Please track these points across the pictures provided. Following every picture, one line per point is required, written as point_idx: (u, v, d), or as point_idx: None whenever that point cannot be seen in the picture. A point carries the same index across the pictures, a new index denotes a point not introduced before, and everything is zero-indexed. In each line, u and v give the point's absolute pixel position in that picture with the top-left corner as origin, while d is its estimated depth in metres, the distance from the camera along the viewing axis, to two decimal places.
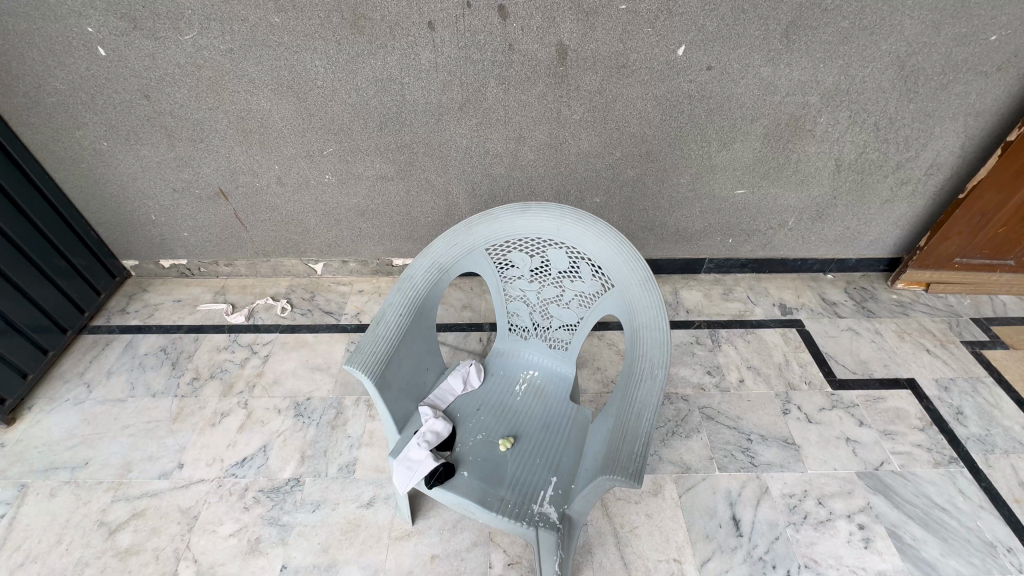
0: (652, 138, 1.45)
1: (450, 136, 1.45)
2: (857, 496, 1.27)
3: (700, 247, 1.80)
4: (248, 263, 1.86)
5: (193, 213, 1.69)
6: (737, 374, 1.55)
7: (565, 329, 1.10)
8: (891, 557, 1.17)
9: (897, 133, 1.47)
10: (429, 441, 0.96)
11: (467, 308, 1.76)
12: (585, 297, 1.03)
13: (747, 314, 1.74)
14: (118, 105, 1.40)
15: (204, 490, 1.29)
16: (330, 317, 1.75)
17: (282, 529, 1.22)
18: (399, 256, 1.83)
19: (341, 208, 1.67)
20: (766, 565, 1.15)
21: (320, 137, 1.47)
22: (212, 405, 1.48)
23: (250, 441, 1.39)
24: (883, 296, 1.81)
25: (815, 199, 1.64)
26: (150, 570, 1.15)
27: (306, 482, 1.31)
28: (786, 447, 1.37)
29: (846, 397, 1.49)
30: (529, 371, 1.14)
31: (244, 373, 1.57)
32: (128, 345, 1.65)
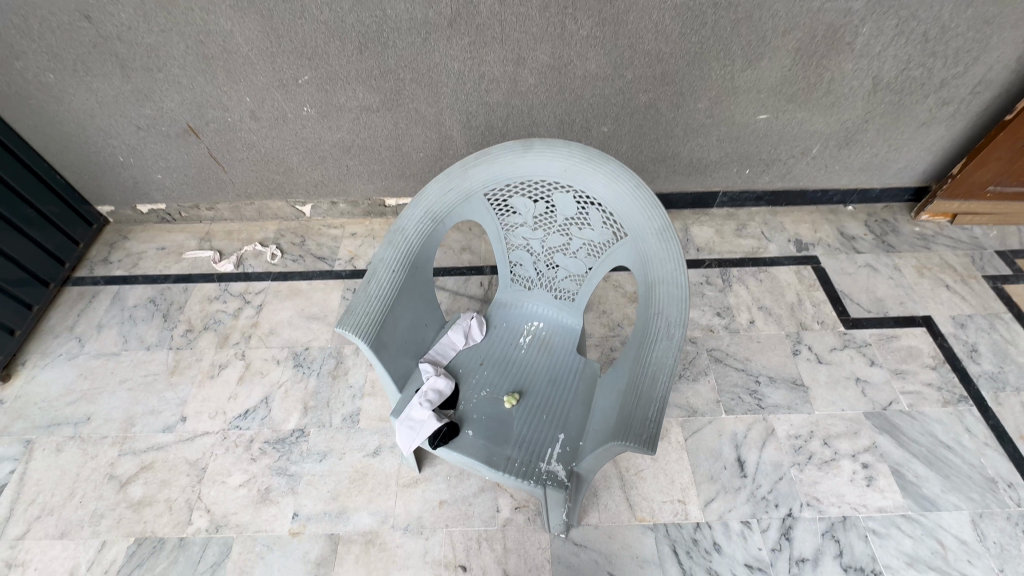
0: (669, 56, 1.28)
1: (439, 58, 1.28)
2: (863, 436, 1.27)
3: (714, 179, 1.67)
4: (231, 206, 1.74)
5: (164, 153, 1.55)
6: (748, 315, 1.50)
7: (572, 279, 1.02)
8: (891, 494, 1.19)
9: (948, 45, 1.29)
10: (431, 400, 0.93)
11: (466, 250, 1.67)
12: (595, 246, 0.94)
13: (761, 251, 1.65)
14: (56, 28, 1.22)
15: (210, 443, 1.29)
16: (323, 263, 1.67)
17: (291, 478, 1.23)
18: (392, 195, 1.71)
19: (324, 144, 1.52)
20: (768, 505, 1.17)
21: (293, 63, 1.30)
22: (209, 358, 1.44)
23: (250, 393, 1.37)
24: (905, 228, 1.71)
25: (845, 123, 1.49)
26: (165, 520, 1.18)
27: (311, 432, 1.30)
28: (794, 389, 1.35)
29: (859, 337, 1.45)
30: (534, 323, 1.08)
31: (238, 323, 1.52)
32: (116, 297, 1.59)
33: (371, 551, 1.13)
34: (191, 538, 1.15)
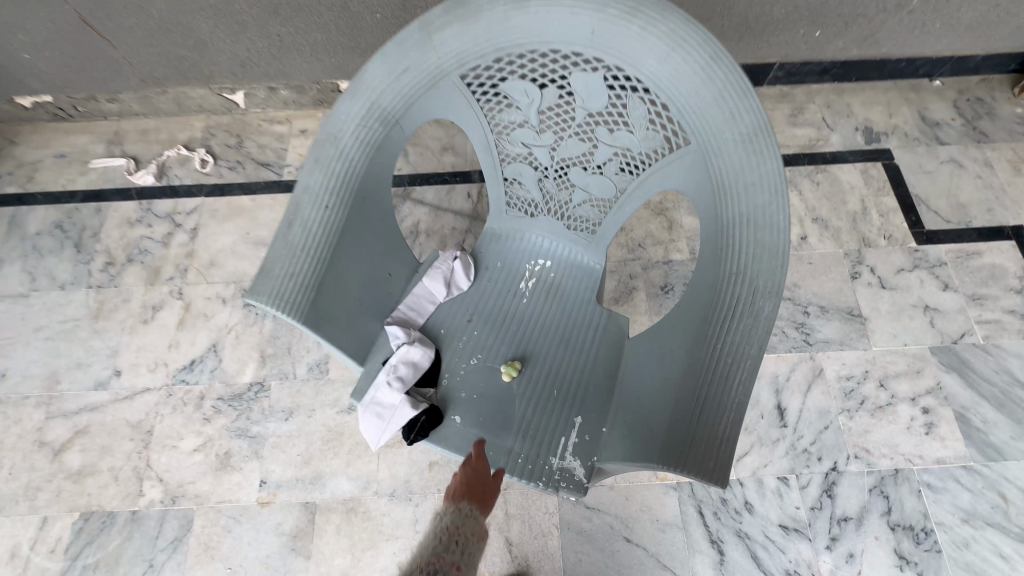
0: None
1: None
2: (926, 376, 1.07)
3: (772, 46, 1.26)
4: (138, 97, 1.33)
5: (18, 22, 1.11)
6: (799, 230, 1.21)
7: (592, 206, 0.72)
8: (953, 443, 1.02)
9: None
10: (403, 378, 0.68)
11: (448, 150, 1.32)
12: (631, 158, 0.63)
13: (820, 144, 1.31)
14: None
15: (153, 402, 1.09)
16: (269, 171, 1.32)
17: (254, 441, 1.05)
18: (346, 78, 1.30)
19: (240, 4, 1.08)
20: (810, 458, 1.01)
21: None
22: (138, 298, 1.18)
23: (194, 340, 1.13)
24: (1003, 110, 1.35)
25: None
26: (112, 492, 1.02)
27: (272, 386, 1.09)
28: (850, 321, 1.12)
29: (932, 255, 1.18)
30: (539, 262, 0.79)
31: (170, 253, 1.23)
32: (13, 222, 1.27)
33: (354, 520, 0.99)
34: (145, 511, 1.00)
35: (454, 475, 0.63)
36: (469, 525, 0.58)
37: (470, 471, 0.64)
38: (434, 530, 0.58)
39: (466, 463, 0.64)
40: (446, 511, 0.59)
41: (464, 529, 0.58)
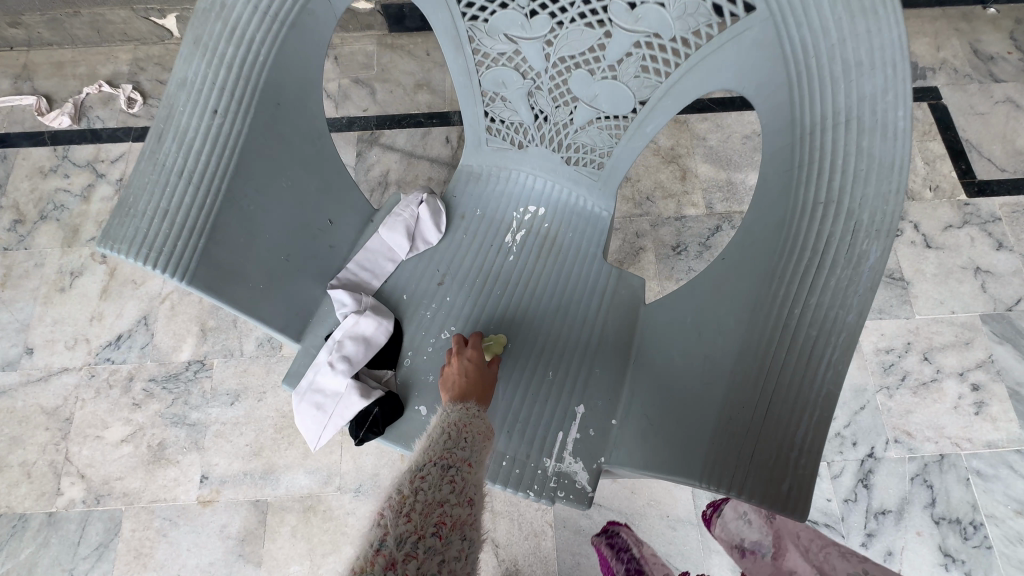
0: None
1: None
2: (976, 348, 0.93)
3: None
4: (45, 20, 1.10)
5: None
6: None
7: (601, 128, 0.54)
8: (1005, 424, 0.89)
9: None
10: (350, 358, 0.52)
11: (422, 87, 1.12)
12: (658, 50, 0.45)
13: None
14: None
15: (73, 384, 0.92)
16: None
17: (193, 429, 0.89)
18: None
19: None
20: (843, 443, 0.88)
21: None
22: (54, 262, 0.99)
23: (121, 312, 0.95)
24: None
25: None
26: (24, 491, 0.86)
27: (214, 365, 0.92)
28: (890, 286, 0.97)
29: (984, 208, 1.02)
30: (530, 208, 0.62)
31: (92, 208, 1.03)
32: None
33: (312, 520, 0.84)
34: (63, 513, 0.84)
35: (450, 366, 0.50)
36: (480, 419, 0.45)
37: (470, 362, 0.50)
38: (439, 422, 0.44)
39: (463, 353, 0.51)
40: (450, 406, 0.45)
41: (476, 422, 0.44)
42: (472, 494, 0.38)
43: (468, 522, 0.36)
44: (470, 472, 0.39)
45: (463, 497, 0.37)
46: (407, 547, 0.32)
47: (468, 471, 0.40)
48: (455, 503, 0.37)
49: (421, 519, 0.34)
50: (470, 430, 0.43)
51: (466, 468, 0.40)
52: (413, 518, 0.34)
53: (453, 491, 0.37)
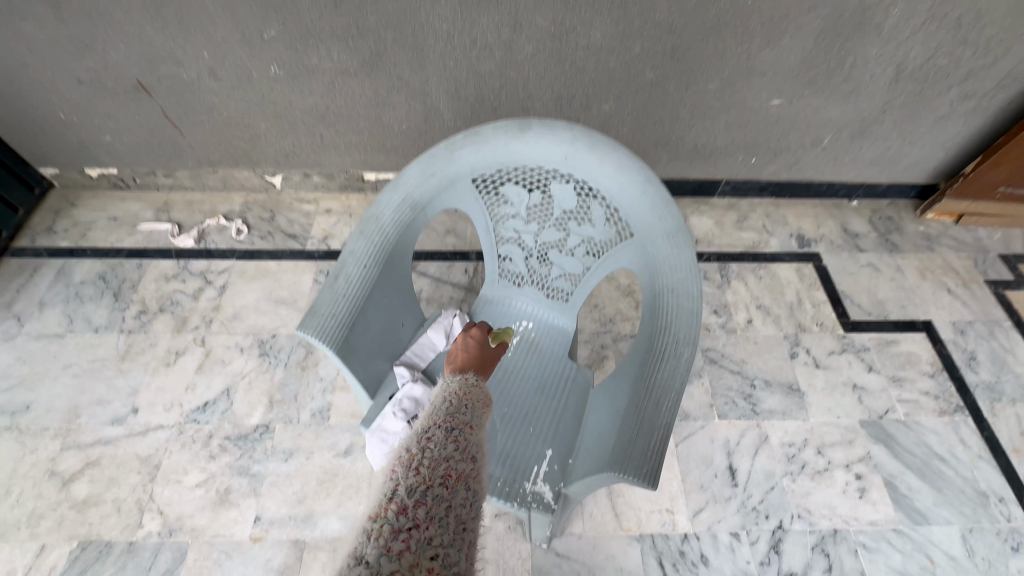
0: (682, 29, 1.15)
1: (426, 18, 1.13)
2: (857, 446, 1.23)
3: (718, 167, 1.56)
4: (191, 174, 1.57)
5: (111, 112, 1.37)
6: (746, 315, 1.43)
7: (566, 278, 0.93)
8: (884, 507, 1.15)
9: (980, 34, 1.18)
10: (406, 410, 0.82)
11: (451, 233, 1.55)
12: (595, 244, 0.85)
13: (762, 246, 1.57)
14: None
15: (165, 438, 1.18)
16: (294, 242, 1.53)
17: (254, 479, 1.14)
18: (371, 171, 1.57)
19: (296, 110, 1.36)
20: (758, 516, 1.13)
21: (258, 14, 1.13)
22: (164, 343, 1.32)
23: (210, 384, 1.26)
24: (909, 227, 1.65)
25: (861, 113, 1.39)
26: (112, 522, 1.08)
27: (277, 428, 1.20)
28: (790, 394, 1.29)
29: (857, 341, 1.39)
30: (523, 323, 0.98)
31: (199, 305, 1.39)
32: (61, 272, 1.43)
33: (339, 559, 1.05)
34: (141, 542, 1.06)
35: (457, 342, 0.70)
36: (477, 390, 0.57)
37: (473, 339, 0.70)
38: (441, 392, 0.55)
39: (468, 334, 0.71)
40: (451, 379, 0.57)
41: (473, 392, 0.56)
42: (473, 451, 0.49)
43: (471, 474, 0.47)
44: (470, 433, 0.50)
45: (466, 453, 0.48)
46: (417, 495, 0.41)
47: (468, 432, 0.50)
48: (459, 460, 0.47)
49: (430, 471, 0.44)
50: (470, 398, 0.54)
51: (467, 430, 0.50)
52: (422, 472, 0.43)
53: (456, 448, 0.47)
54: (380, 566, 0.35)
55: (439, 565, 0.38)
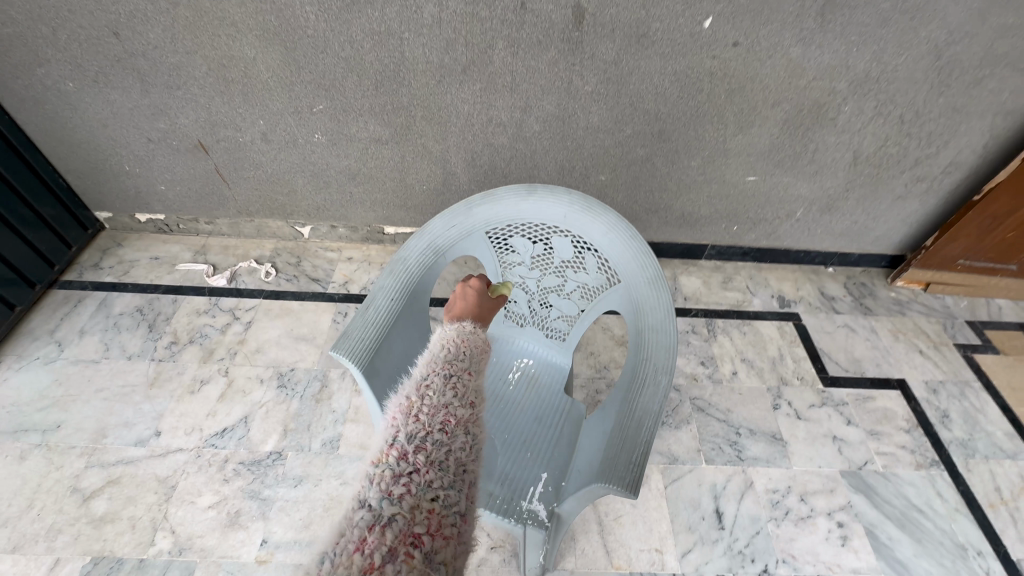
0: (666, 116, 1.36)
1: (451, 100, 1.34)
2: (838, 494, 1.29)
3: (703, 232, 1.74)
4: (230, 222, 1.75)
5: (170, 166, 1.57)
6: (731, 367, 1.53)
7: (563, 319, 1.06)
8: (865, 555, 1.20)
9: (921, 129, 1.39)
10: None
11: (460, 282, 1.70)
12: (588, 289, 0.99)
13: (745, 304, 1.71)
14: (84, 41, 1.25)
15: (183, 460, 1.26)
16: (317, 285, 1.68)
17: (264, 503, 1.20)
18: (391, 224, 1.74)
19: (331, 170, 1.56)
20: (744, 559, 1.17)
21: (310, 92, 1.35)
22: (191, 372, 1.42)
23: (230, 411, 1.35)
24: (882, 293, 1.79)
25: (827, 190, 1.57)
26: (126, 539, 1.13)
27: (289, 455, 1.28)
28: (773, 443, 1.37)
29: (836, 395, 1.49)
30: (524, 359, 1.10)
31: (225, 339, 1.51)
32: (103, 304, 1.57)
33: None
34: (152, 560, 1.11)
35: (456, 294, 0.77)
36: (474, 336, 0.68)
37: (471, 293, 0.76)
38: (442, 342, 0.65)
39: (467, 287, 0.78)
40: (449, 328, 0.67)
41: (470, 341, 0.66)
42: (469, 398, 0.60)
43: (467, 419, 0.58)
44: (466, 382, 0.61)
45: (462, 401, 0.59)
46: (417, 441, 0.52)
47: (465, 380, 0.61)
48: (457, 407, 0.57)
49: (428, 421, 0.55)
50: (466, 346, 0.65)
51: (463, 379, 0.61)
52: (422, 420, 0.54)
53: (454, 397, 0.58)
54: (382, 506, 0.46)
55: (438, 504, 0.49)
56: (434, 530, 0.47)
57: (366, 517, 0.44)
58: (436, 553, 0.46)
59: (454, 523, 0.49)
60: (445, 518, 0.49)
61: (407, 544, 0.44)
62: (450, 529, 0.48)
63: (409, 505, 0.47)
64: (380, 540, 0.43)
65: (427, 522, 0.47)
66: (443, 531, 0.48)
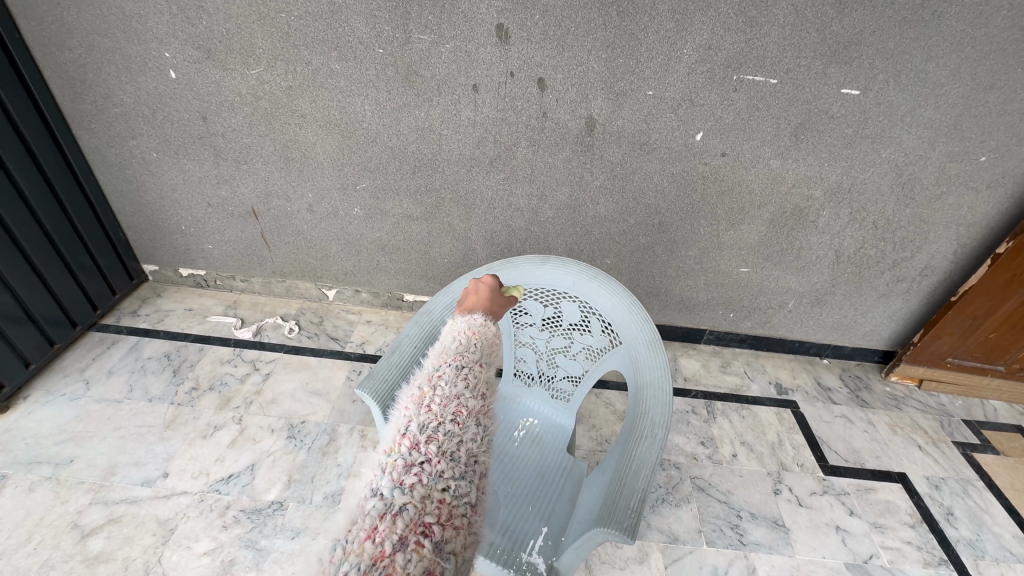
0: (665, 211, 1.55)
1: (477, 187, 1.55)
2: None
3: (702, 317, 1.85)
4: (263, 281, 1.91)
5: (221, 228, 1.76)
6: (731, 449, 1.56)
7: (569, 379, 1.14)
8: None
9: (894, 234, 1.55)
10: None
11: None
12: (593, 350, 1.08)
13: (744, 389, 1.77)
14: (176, 121, 1.50)
15: (186, 503, 1.27)
16: (336, 343, 1.78)
17: (258, 553, 1.19)
18: (411, 293, 1.88)
19: (363, 240, 1.73)
20: None
21: (356, 173, 1.56)
22: (207, 417, 1.48)
23: (238, 458, 1.38)
24: (877, 387, 1.84)
25: (815, 284, 1.71)
26: None
27: (289, 506, 1.28)
28: (775, 529, 1.35)
29: (837, 484, 1.49)
30: (529, 418, 1.16)
31: (243, 388, 1.58)
32: (134, 348, 1.67)
33: None
34: None
35: (471, 289, 0.85)
36: (484, 329, 0.75)
37: (484, 285, 0.85)
38: (454, 335, 0.73)
39: (480, 282, 0.85)
40: (460, 320, 0.75)
41: (480, 334, 0.73)
42: (479, 391, 0.68)
43: (477, 411, 0.65)
44: (476, 374, 0.68)
45: (472, 393, 0.66)
46: (429, 431, 0.60)
47: (474, 372, 0.69)
48: (468, 399, 0.65)
49: (439, 413, 0.62)
50: (477, 337, 0.73)
51: (473, 372, 0.68)
52: (434, 411, 0.62)
53: (464, 389, 0.66)
54: (394, 495, 0.53)
55: (448, 494, 0.56)
56: (444, 520, 0.54)
57: (378, 506, 0.52)
58: (446, 541, 0.53)
59: (464, 513, 0.56)
60: (455, 509, 0.56)
61: (417, 534, 0.50)
62: (459, 519, 0.55)
63: (420, 495, 0.54)
64: (391, 528, 0.50)
65: (437, 512, 0.53)
66: (452, 522, 0.55)
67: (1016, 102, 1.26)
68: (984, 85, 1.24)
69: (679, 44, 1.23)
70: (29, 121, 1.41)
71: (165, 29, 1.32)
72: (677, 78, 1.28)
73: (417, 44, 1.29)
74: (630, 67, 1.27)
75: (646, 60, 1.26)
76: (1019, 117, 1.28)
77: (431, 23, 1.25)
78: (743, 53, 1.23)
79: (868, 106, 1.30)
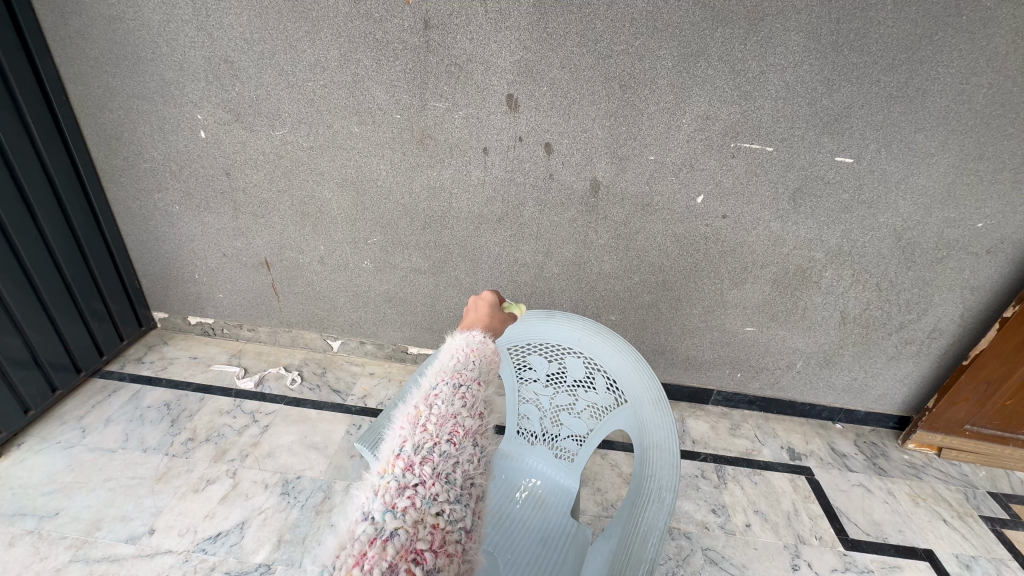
0: (669, 269, 1.57)
1: (484, 243, 1.59)
2: None
3: (709, 376, 1.82)
4: (270, 331, 1.92)
5: (233, 278, 1.80)
6: (744, 518, 1.47)
7: (573, 439, 1.11)
8: None
9: (899, 297, 1.56)
10: None
11: None
12: (597, 409, 1.06)
13: (755, 453, 1.70)
14: (200, 177, 1.58)
15: (169, 562, 1.20)
16: (338, 396, 1.76)
17: None
18: (415, 345, 1.88)
19: (371, 292, 1.76)
20: None
21: (368, 228, 1.62)
22: (201, 469, 1.44)
23: (228, 514, 1.33)
24: (895, 454, 1.77)
25: (823, 345, 1.69)
26: None
27: (276, 569, 1.21)
28: None
29: (860, 560, 1.38)
30: (531, 479, 1.12)
31: (240, 440, 1.55)
32: (135, 396, 1.67)
33: None
34: None
35: (473, 303, 0.84)
36: (482, 347, 0.75)
37: (485, 302, 0.84)
38: (452, 353, 0.73)
39: (480, 297, 0.85)
40: (459, 338, 0.76)
41: (479, 351, 0.73)
42: (477, 410, 0.67)
43: (474, 431, 0.64)
44: (474, 393, 0.67)
45: (469, 412, 0.66)
46: (424, 452, 0.59)
47: (472, 390, 0.68)
48: (464, 419, 0.64)
49: (436, 433, 0.61)
50: (475, 355, 0.72)
51: (471, 390, 0.68)
52: (430, 431, 0.61)
53: (461, 408, 0.65)
54: (385, 519, 0.51)
55: (442, 520, 0.53)
56: (437, 546, 0.51)
57: (368, 531, 0.49)
58: (439, 570, 0.50)
59: (458, 540, 0.54)
60: (450, 535, 0.53)
61: (408, 561, 0.48)
62: (454, 546, 0.53)
63: (413, 520, 0.52)
64: (380, 554, 0.47)
65: (430, 538, 0.51)
66: (446, 549, 0.52)
67: (1005, 171, 1.31)
68: (973, 155, 1.29)
69: (679, 115, 1.31)
70: (63, 175, 1.49)
71: (200, 94, 1.43)
72: (677, 145, 1.35)
73: (432, 110, 1.38)
74: (632, 134, 1.35)
75: (647, 128, 1.34)
76: (1010, 186, 1.33)
77: (446, 92, 1.34)
78: (739, 123, 1.31)
79: (861, 173, 1.35)
